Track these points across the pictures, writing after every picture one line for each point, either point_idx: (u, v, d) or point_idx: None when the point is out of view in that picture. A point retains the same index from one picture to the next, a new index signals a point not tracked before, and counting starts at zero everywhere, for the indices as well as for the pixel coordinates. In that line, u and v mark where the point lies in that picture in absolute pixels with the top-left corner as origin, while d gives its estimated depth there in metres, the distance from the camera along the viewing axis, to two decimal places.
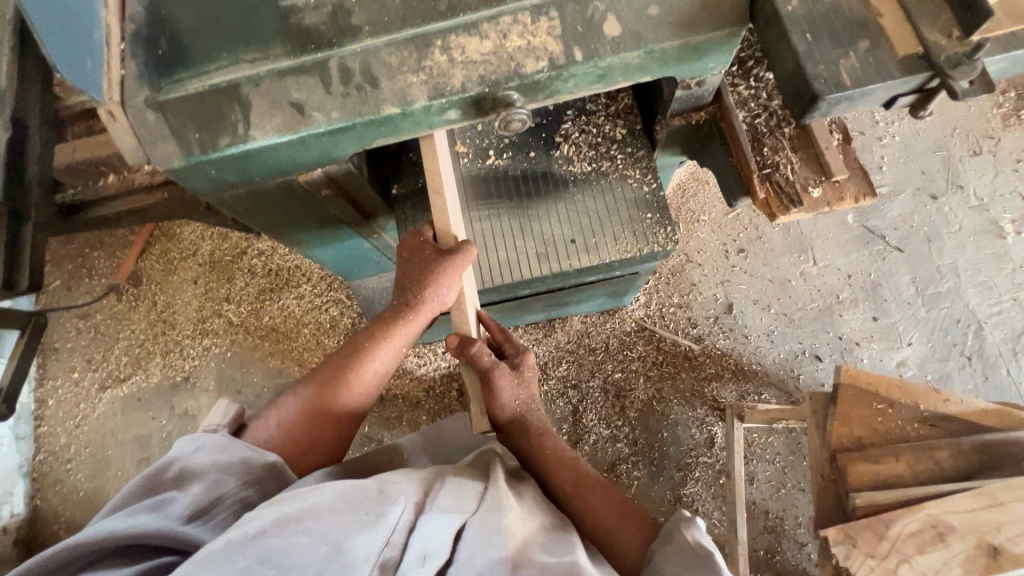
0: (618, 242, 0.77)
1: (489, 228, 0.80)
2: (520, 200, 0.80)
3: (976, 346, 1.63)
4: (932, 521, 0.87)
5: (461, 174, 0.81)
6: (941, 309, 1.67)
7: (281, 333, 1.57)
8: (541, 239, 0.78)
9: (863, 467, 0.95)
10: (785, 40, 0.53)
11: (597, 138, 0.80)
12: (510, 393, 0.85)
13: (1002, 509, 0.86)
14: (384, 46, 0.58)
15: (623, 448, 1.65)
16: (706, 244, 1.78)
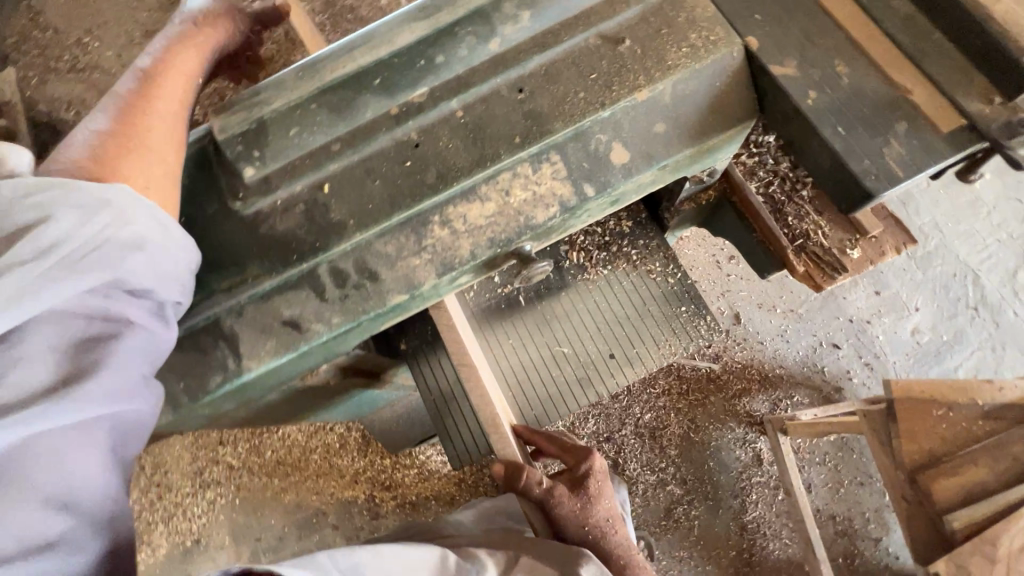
0: (659, 346, 0.72)
1: (519, 363, 0.73)
2: (543, 324, 0.74)
3: (978, 295, 1.65)
4: None
5: (472, 311, 0.73)
6: (936, 267, 1.68)
7: (291, 465, 1.32)
8: (580, 362, 0.73)
9: (944, 482, 0.91)
10: (815, 136, 0.48)
11: (604, 237, 0.74)
12: (574, 516, 0.67)
13: None
14: (377, 237, 0.52)
15: (674, 490, 1.58)
16: (696, 258, 1.72)
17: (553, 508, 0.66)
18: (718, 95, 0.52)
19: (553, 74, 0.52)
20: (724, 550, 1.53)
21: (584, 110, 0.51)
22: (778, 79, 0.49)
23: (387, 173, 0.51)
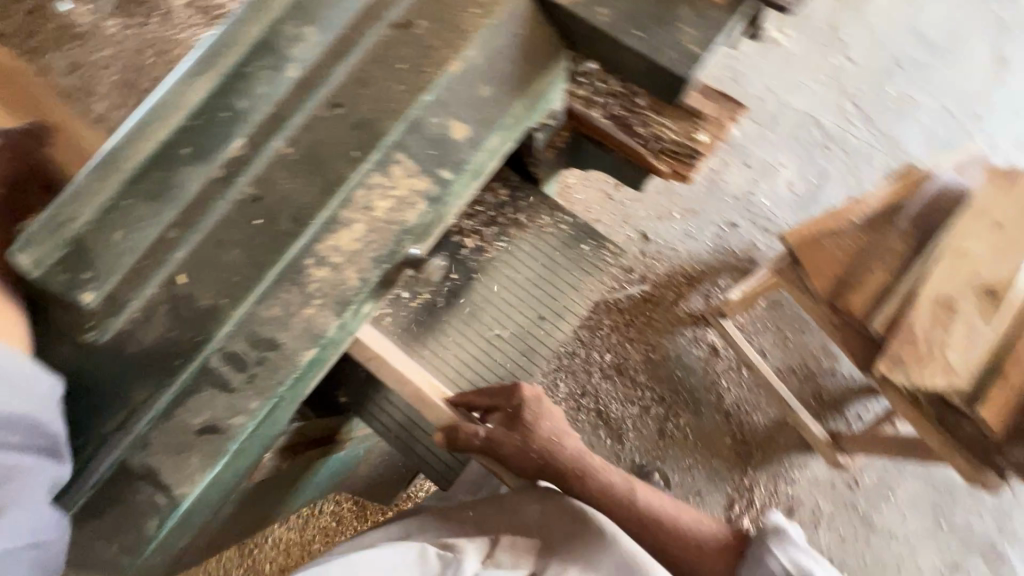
0: (579, 289, 0.74)
1: (462, 363, 0.71)
2: (469, 316, 0.73)
3: (823, 133, 1.85)
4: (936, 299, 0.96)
5: (396, 334, 0.71)
6: (783, 124, 1.86)
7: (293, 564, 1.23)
8: (516, 336, 0.73)
9: (854, 296, 1.03)
10: (620, 46, 0.51)
11: (489, 212, 0.75)
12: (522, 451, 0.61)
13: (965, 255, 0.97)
14: (257, 304, 0.48)
15: (658, 411, 1.66)
16: (588, 199, 1.81)
17: (500, 454, 0.61)
18: (524, 42, 0.53)
19: (365, 78, 0.51)
20: (720, 440, 1.64)
21: (409, 99, 0.50)
22: (568, 8, 0.51)
23: (240, 238, 0.48)
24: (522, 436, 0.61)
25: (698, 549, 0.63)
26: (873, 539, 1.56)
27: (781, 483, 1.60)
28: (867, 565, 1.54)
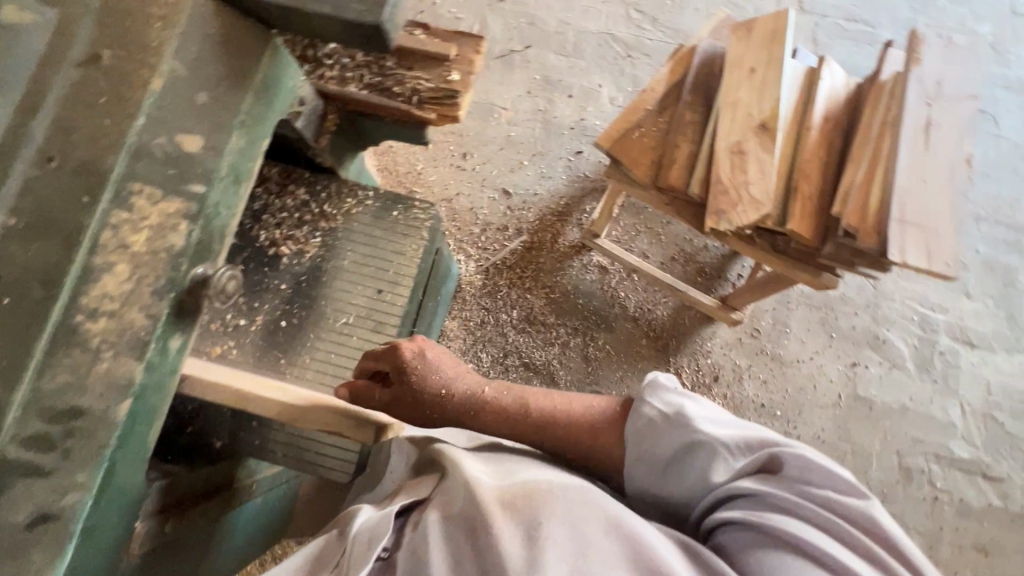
0: (401, 251, 0.82)
1: (320, 356, 0.78)
2: (311, 314, 0.79)
3: (624, 45, 1.99)
4: (729, 148, 1.09)
5: (247, 354, 0.76)
6: (587, 49, 1.99)
7: None
8: (360, 314, 0.80)
9: (670, 172, 1.15)
10: (311, 14, 0.53)
11: (294, 215, 0.82)
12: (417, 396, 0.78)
13: (738, 103, 1.10)
14: (38, 379, 0.47)
15: (575, 340, 1.77)
16: (442, 175, 1.88)
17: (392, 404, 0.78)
18: (222, 38, 0.54)
19: (68, 124, 0.50)
20: (637, 343, 1.77)
21: (120, 128, 0.50)
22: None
23: None
24: (413, 387, 0.78)
25: (601, 424, 0.76)
26: (787, 371, 1.76)
27: (700, 358, 1.76)
28: (790, 394, 1.74)
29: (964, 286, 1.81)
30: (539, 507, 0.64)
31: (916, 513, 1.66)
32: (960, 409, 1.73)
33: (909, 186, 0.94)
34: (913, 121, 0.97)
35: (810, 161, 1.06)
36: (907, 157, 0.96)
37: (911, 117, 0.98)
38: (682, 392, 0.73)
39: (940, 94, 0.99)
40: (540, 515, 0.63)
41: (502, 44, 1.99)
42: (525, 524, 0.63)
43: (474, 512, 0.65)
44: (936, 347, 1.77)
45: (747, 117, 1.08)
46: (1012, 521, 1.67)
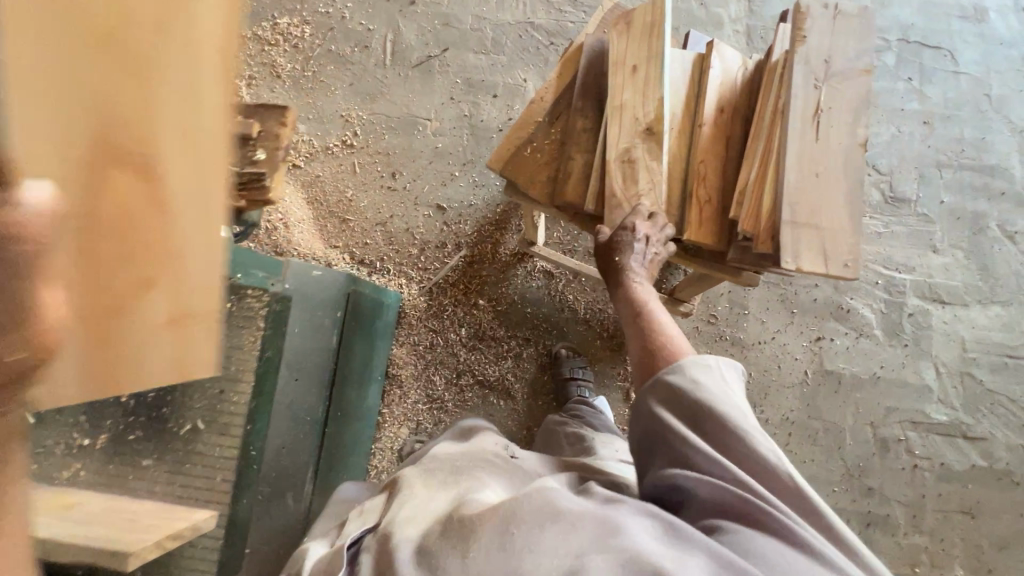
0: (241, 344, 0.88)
1: (166, 454, 0.84)
2: (154, 414, 0.84)
3: (545, 34, 1.90)
4: (618, 157, 1.01)
5: (86, 466, 0.80)
6: (507, 43, 1.90)
7: None
8: (207, 408, 0.86)
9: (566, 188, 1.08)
10: None
11: None
12: None
13: (623, 105, 1.01)
14: None
15: (528, 351, 1.73)
16: (373, 199, 1.83)
17: None
18: None
19: None
20: (592, 346, 1.73)
21: None
22: None
23: None
24: None
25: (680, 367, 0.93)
26: (749, 354, 1.69)
27: None
28: (754, 377, 1.68)
29: (930, 240, 1.71)
30: (510, 513, 0.73)
31: (895, 483, 1.61)
32: (935, 371, 1.65)
33: (800, 183, 0.86)
34: (802, 110, 0.89)
35: (704, 163, 0.99)
36: (799, 151, 0.88)
37: (801, 105, 0.89)
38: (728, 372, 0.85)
39: (831, 72, 0.90)
40: (511, 522, 0.71)
41: (419, 50, 1.91)
42: (500, 519, 0.72)
43: (463, 525, 0.74)
44: (904, 309, 1.68)
45: (634, 120, 1.00)
46: (998, 479, 1.60)
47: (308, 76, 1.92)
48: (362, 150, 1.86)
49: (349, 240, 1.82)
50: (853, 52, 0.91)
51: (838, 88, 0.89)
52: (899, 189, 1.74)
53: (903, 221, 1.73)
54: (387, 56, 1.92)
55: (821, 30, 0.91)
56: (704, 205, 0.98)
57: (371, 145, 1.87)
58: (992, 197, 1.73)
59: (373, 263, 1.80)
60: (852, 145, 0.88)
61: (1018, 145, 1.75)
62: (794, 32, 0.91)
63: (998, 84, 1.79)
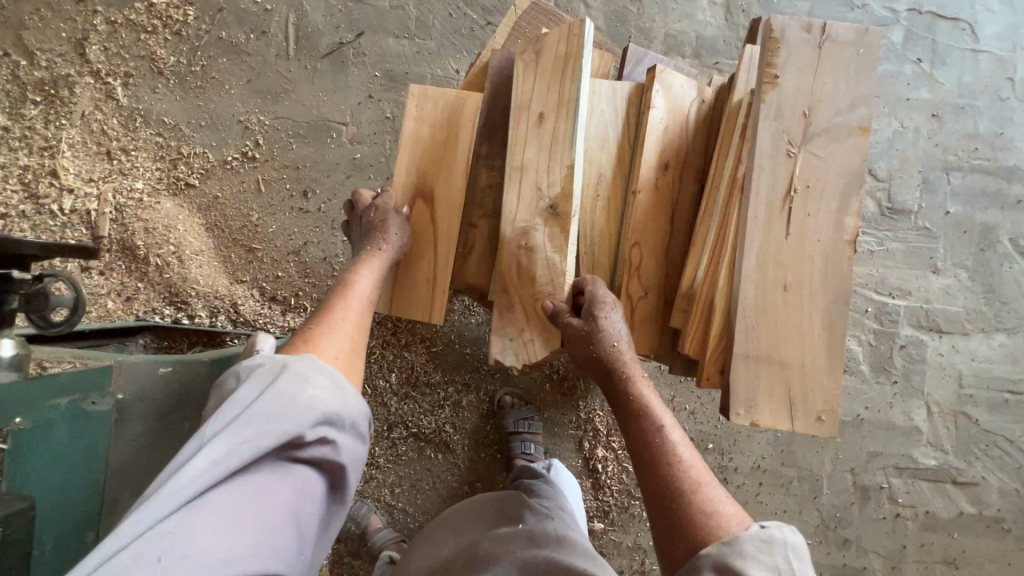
0: None
1: None
2: None
3: (479, 13, 1.57)
4: (525, 237, 0.74)
5: None
6: (435, 25, 1.57)
7: None
8: None
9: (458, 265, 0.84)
10: None
11: None
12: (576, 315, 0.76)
13: (531, 164, 0.73)
14: None
15: (469, 397, 1.52)
16: (283, 223, 1.56)
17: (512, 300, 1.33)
18: None
19: None
20: (541, 391, 1.52)
21: None
22: None
23: None
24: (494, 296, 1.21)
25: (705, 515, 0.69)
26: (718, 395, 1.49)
27: None
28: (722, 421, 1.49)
29: (931, 259, 1.47)
30: None
31: (875, 534, 1.46)
32: (925, 410, 1.46)
33: (761, 305, 0.65)
34: (768, 195, 0.65)
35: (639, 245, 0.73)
36: (763, 256, 0.65)
37: (769, 188, 0.65)
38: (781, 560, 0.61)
39: (813, 135, 0.65)
40: None
41: (328, 36, 1.58)
42: None
43: None
44: (896, 341, 1.47)
45: (544, 186, 0.73)
46: (987, 527, 1.45)
47: (196, 72, 1.59)
48: (266, 164, 1.56)
49: (257, 273, 1.55)
50: (845, 102, 0.65)
51: (821, 159, 0.65)
52: (899, 198, 1.48)
53: (901, 237, 1.48)
54: (290, 44, 1.58)
55: (800, 68, 0.64)
56: (638, 303, 0.74)
57: (277, 157, 1.57)
58: (1006, 206, 1.47)
59: (287, 299, 1.55)
60: (834, 247, 0.65)
61: None
62: (761, 74, 0.64)
63: None
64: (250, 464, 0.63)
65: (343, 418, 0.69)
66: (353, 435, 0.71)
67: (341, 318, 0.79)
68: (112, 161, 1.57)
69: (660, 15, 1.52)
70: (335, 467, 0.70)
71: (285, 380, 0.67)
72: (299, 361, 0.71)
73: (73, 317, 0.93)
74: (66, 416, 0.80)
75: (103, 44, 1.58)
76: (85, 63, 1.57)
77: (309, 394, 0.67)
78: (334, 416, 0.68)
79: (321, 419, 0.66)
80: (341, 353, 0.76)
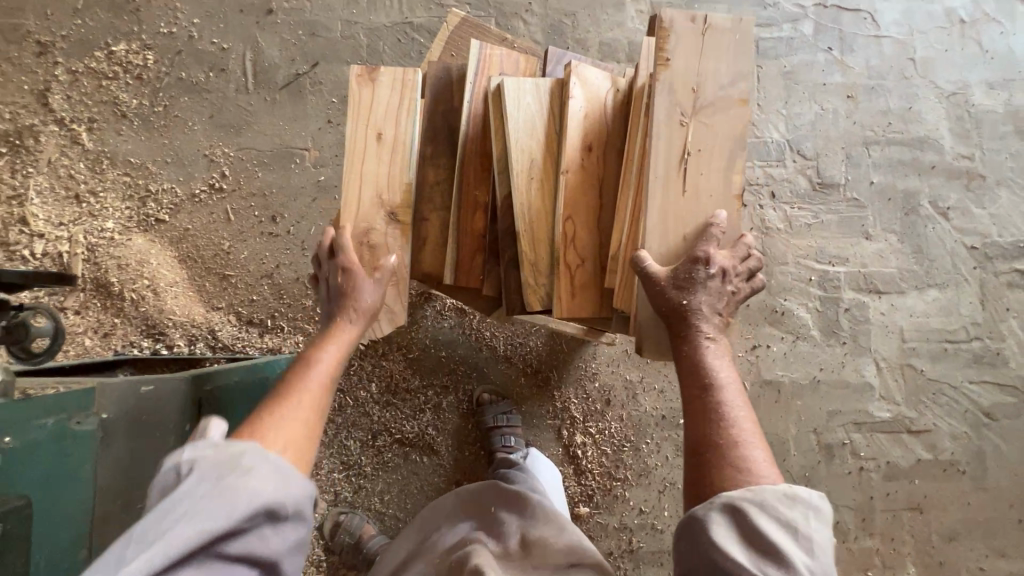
0: None
1: None
2: None
3: (427, 35, 1.67)
4: None
5: None
6: (386, 50, 1.67)
7: None
8: None
9: (399, 258, 0.89)
10: None
11: None
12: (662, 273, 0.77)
13: None
14: None
15: (448, 398, 1.58)
16: (255, 248, 1.61)
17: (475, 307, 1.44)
18: None
19: None
20: (517, 384, 1.59)
21: None
22: None
23: None
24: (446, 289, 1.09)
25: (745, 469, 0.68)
26: None
27: (587, 384, 1.58)
28: None
29: (862, 226, 1.59)
30: None
31: (843, 489, 1.54)
32: (875, 367, 1.57)
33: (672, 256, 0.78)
34: (667, 157, 0.77)
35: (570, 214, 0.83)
36: (667, 212, 0.78)
37: (667, 150, 0.77)
38: (805, 524, 0.63)
39: (699, 105, 0.78)
40: None
41: (285, 68, 1.66)
42: None
43: None
44: (840, 305, 1.58)
45: None
46: (944, 471, 1.55)
47: (158, 112, 1.65)
48: (235, 193, 1.63)
49: (232, 299, 1.60)
50: (726, 77, 0.78)
51: (708, 125, 0.78)
52: (827, 173, 1.60)
53: (833, 208, 1.60)
54: (249, 79, 1.66)
55: (686, 50, 0.77)
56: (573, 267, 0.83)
57: (243, 184, 1.63)
58: (922, 172, 1.61)
59: (263, 321, 1.59)
60: (724, 199, 0.78)
61: (946, 111, 1.63)
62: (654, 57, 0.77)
63: (922, 44, 1.64)
64: (171, 570, 0.58)
65: (288, 507, 0.64)
66: (297, 521, 0.66)
67: (304, 389, 0.77)
68: (81, 204, 1.61)
69: (593, 26, 1.64)
70: (272, 565, 0.64)
71: (224, 467, 0.63)
72: (242, 447, 0.67)
73: (54, 345, 0.97)
74: (52, 436, 0.82)
75: (66, 93, 1.63)
76: (49, 112, 1.63)
77: (252, 482, 0.63)
78: (276, 509, 0.63)
79: (257, 509, 0.62)
80: (289, 440, 0.71)
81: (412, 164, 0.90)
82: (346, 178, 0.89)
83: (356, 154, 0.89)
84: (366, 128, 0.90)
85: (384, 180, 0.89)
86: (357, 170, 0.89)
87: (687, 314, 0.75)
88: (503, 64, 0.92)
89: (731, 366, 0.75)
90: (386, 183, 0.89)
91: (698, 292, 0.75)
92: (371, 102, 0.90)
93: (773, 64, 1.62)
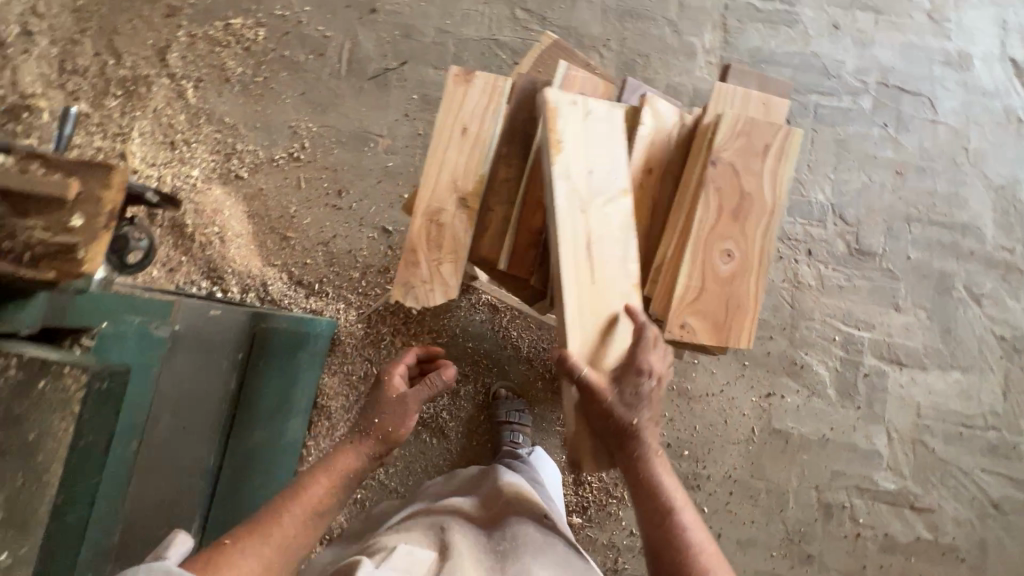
0: None
1: None
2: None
3: (509, 51, 1.82)
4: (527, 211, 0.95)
5: None
6: (469, 60, 1.81)
7: None
8: None
9: (462, 238, 0.98)
10: None
11: None
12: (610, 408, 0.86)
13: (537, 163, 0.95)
14: None
15: (466, 387, 1.65)
16: (318, 217, 1.75)
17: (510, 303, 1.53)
18: None
19: None
20: (533, 388, 1.66)
21: None
22: None
23: None
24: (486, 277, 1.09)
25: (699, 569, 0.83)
26: (695, 406, 1.61)
27: None
28: (698, 431, 1.61)
29: (893, 297, 1.63)
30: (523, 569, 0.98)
31: (836, 552, 1.54)
32: (886, 437, 1.58)
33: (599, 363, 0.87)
34: (575, 257, 0.86)
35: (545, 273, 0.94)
36: (584, 300, 0.87)
37: (572, 244, 0.86)
38: None
39: (743, 162, 0.88)
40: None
41: (377, 62, 1.82)
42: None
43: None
44: (860, 369, 1.61)
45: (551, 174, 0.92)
46: (943, 554, 1.54)
47: (258, 82, 1.83)
48: (310, 165, 1.78)
49: (288, 259, 1.73)
50: (615, 159, 0.89)
51: (751, 175, 0.88)
52: (866, 241, 1.66)
53: (867, 275, 1.65)
54: (343, 66, 1.82)
55: (575, 136, 0.88)
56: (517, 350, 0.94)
57: (319, 159, 1.78)
58: (961, 257, 1.65)
59: (312, 284, 1.71)
60: (753, 244, 0.88)
61: (992, 202, 1.67)
62: (549, 137, 0.87)
63: (977, 136, 1.70)
64: None
65: None
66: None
67: (275, 526, 0.94)
68: (174, 151, 1.78)
69: (661, 70, 1.77)
70: None
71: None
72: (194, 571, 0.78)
73: (146, 261, 1.10)
74: (138, 334, 0.91)
75: (183, 53, 1.83)
76: (164, 66, 1.82)
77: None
78: None
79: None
80: (252, 574, 0.88)
81: (487, 162, 1.00)
82: (428, 165, 1.01)
83: (439, 147, 1.00)
84: (454, 120, 1.01)
85: (462, 168, 1.00)
86: (440, 155, 1.00)
87: (635, 432, 0.86)
88: (585, 86, 1.03)
89: (674, 479, 0.89)
90: (463, 171, 1.00)
91: (643, 411, 0.86)
92: (464, 98, 1.02)
93: (829, 131, 1.70)
